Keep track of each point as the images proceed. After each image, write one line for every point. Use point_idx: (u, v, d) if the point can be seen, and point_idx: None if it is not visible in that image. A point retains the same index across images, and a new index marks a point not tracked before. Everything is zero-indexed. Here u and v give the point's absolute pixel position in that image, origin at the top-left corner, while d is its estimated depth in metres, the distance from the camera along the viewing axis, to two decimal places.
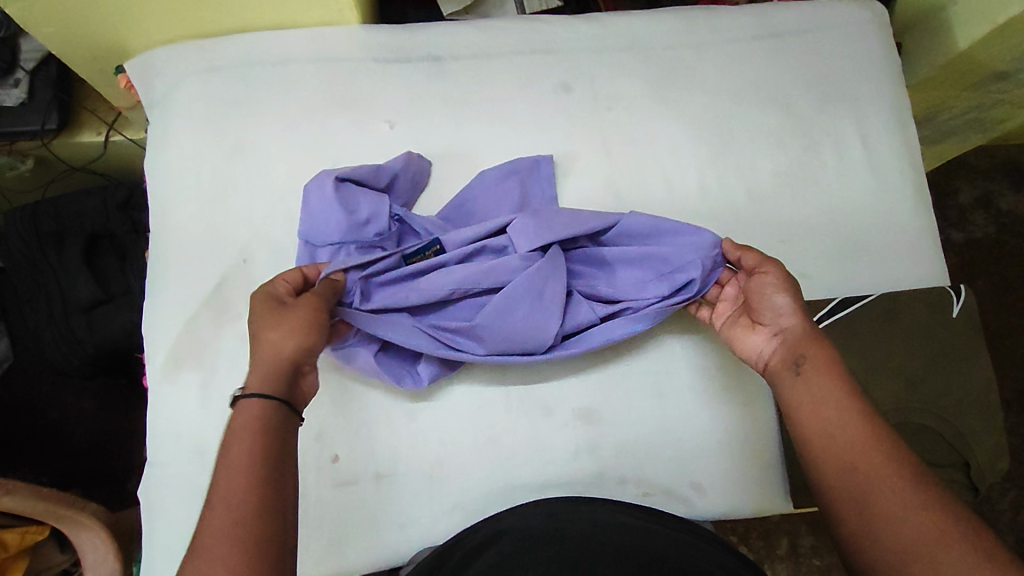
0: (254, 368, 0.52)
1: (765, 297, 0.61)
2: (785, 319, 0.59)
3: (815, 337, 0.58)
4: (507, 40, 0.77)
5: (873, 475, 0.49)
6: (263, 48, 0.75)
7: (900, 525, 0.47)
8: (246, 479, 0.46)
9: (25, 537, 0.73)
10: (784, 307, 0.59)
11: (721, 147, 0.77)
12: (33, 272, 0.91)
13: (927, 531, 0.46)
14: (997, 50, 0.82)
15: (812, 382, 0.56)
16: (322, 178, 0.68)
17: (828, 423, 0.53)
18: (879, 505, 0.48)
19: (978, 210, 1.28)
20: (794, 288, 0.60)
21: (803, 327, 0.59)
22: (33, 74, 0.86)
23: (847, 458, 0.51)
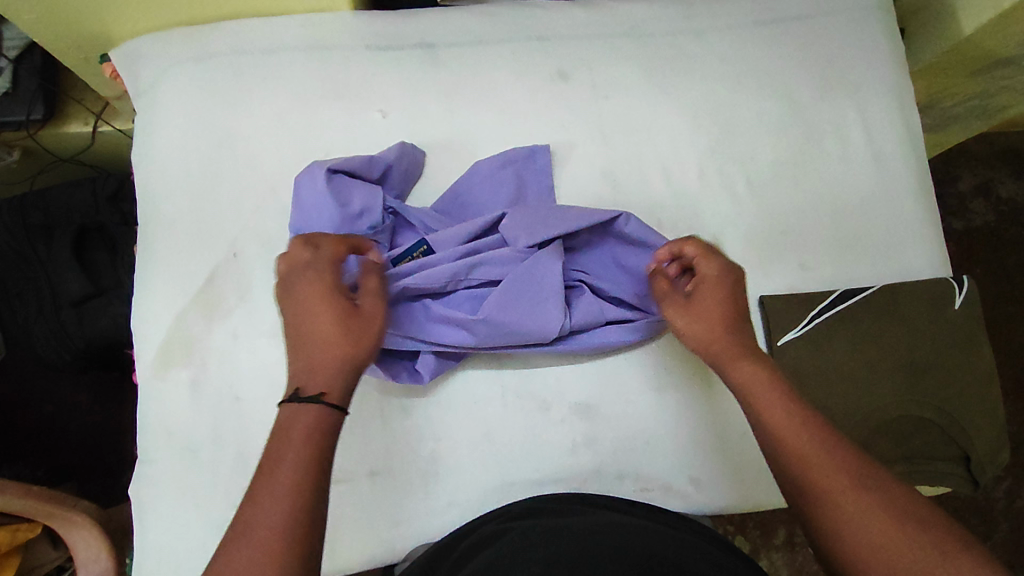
0: (321, 366, 0.50)
1: (676, 314, 0.60)
2: (701, 319, 0.58)
3: (734, 331, 0.57)
4: (503, 26, 0.76)
5: (800, 449, 0.48)
6: (253, 36, 0.73)
7: (827, 496, 0.46)
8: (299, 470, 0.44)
9: (17, 534, 0.72)
10: (695, 315, 0.59)
11: (720, 137, 0.75)
12: (21, 265, 0.89)
13: (849, 502, 0.45)
14: (1003, 36, 0.80)
15: (739, 372, 0.55)
16: (313, 170, 0.66)
17: (755, 405, 0.53)
18: (810, 480, 0.47)
19: (978, 198, 1.26)
20: (696, 307, 0.59)
21: (720, 322, 0.58)
22: (16, 62, 0.84)
23: (778, 437, 0.50)
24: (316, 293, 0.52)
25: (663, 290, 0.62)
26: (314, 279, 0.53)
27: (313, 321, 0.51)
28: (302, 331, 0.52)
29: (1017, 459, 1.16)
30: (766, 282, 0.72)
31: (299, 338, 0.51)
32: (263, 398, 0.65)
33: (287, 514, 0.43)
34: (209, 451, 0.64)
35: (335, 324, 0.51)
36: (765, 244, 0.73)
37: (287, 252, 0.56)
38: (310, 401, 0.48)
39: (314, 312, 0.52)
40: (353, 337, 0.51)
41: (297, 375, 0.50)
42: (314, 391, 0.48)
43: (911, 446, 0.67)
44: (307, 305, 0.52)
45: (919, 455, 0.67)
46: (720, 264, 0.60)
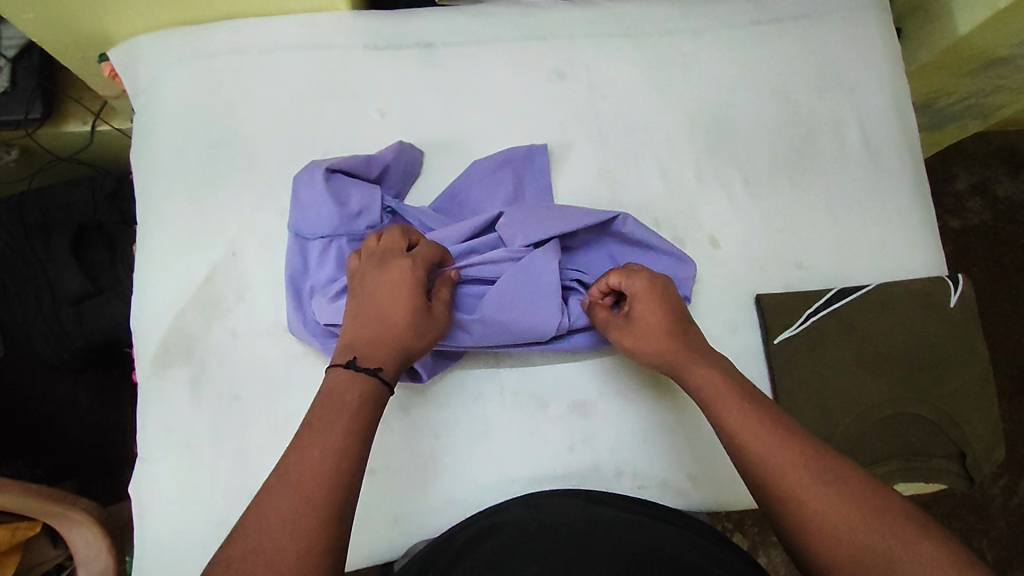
0: (385, 349, 0.55)
1: (622, 337, 0.62)
2: (646, 338, 0.60)
3: (680, 343, 0.60)
4: (501, 26, 0.76)
5: (759, 447, 0.51)
6: (251, 35, 0.73)
7: (789, 489, 0.49)
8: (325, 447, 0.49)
9: (16, 534, 0.72)
10: (641, 336, 0.61)
11: (718, 136, 0.76)
12: (20, 264, 0.89)
13: (808, 493, 0.48)
14: (999, 35, 0.81)
15: (695, 376, 0.58)
16: (312, 169, 0.67)
17: (718, 408, 0.55)
18: (772, 474, 0.50)
19: (975, 197, 1.27)
20: (648, 329, 0.61)
21: (666, 338, 0.60)
22: (13, 61, 0.85)
23: (739, 435, 0.53)
24: (396, 284, 0.58)
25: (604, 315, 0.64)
26: (404, 272, 0.59)
27: (392, 307, 0.57)
28: (373, 313, 0.57)
29: (1012, 457, 1.17)
30: (763, 280, 0.72)
31: (367, 317, 0.57)
32: (263, 397, 0.65)
33: (327, 465, 0.48)
34: (209, 449, 0.64)
35: (410, 318, 0.57)
36: (762, 243, 0.73)
37: (383, 236, 0.61)
38: (370, 375, 0.53)
39: (388, 301, 0.57)
40: (421, 334, 0.57)
41: (361, 348, 0.55)
42: (371, 366, 0.54)
43: (907, 443, 0.68)
44: (385, 292, 0.58)
45: (915, 452, 0.68)
46: (647, 280, 0.62)
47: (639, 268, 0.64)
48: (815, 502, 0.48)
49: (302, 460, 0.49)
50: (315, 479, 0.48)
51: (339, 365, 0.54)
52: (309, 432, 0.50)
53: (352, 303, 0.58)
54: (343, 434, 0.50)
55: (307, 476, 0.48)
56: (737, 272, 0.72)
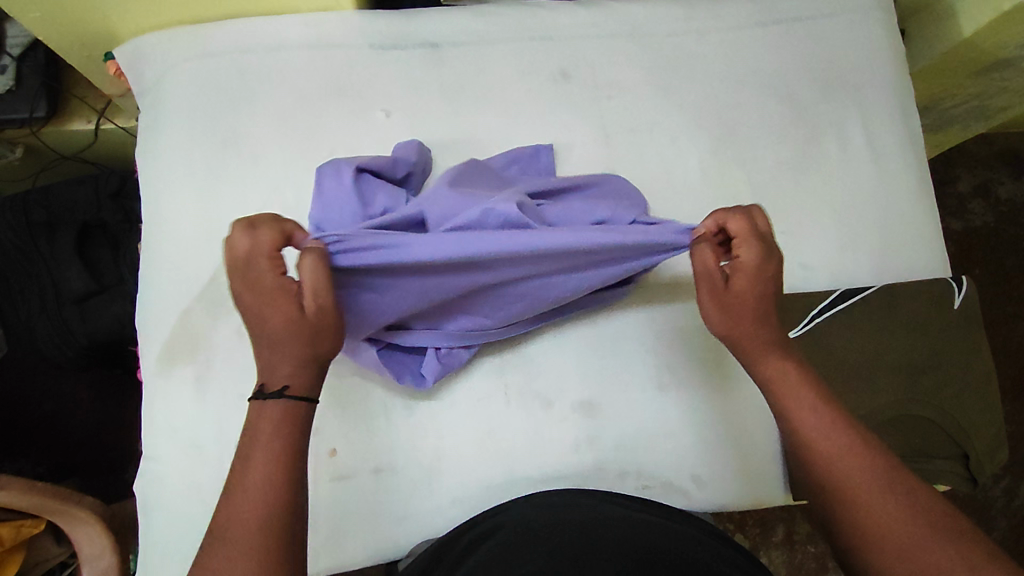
0: (281, 364, 0.49)
1: (709, 303, 0.55)
2: (730, 316, 0.55)
3: (759, 327, 0.54)
4: (507, 26, 0.76)
5: (828, 446, 0.50)
6: (256, 35, 0.73)
7: (849, 493, 0.48)
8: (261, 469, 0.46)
9: (20, 530, 0.72)
10: (728, 314, 0.55)
11: (722, 136, 0.76)
12: (25, 263, 0.89)
13: (869, 500, 0.47)
14: (1002, 37, 0.81)
15: (766, 367, 0.54)
16: (341, 166, 0.65)
17: (788, 402, 0.53)
18: (834, 476, 0.49)
19: (977, 199, 1.27)
20: (747, 309, 0.54)
21: (748, 319, 0.54)
22: (19, 60, 0.85)
23: (809, 433, 0.51)
24: (256, 294, 0.49)
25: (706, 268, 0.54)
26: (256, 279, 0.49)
27: (262, 321, 0.49)
28: (254, 334, 0.50)
29: (1014, 458, 1.17)
30: None
31: (253, 333, 0.50)
32: None
33: (265, 489, 0.45)
34: (214, 447, 0.64)
35: (285, 326, 0.48)
36: None
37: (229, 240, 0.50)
38: (274, 400, 0.48)
39: (257, 317, 0.49)
40: (302, 336, 0.49)
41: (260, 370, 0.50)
42: (275, 390, 0.49)
43: (912, 445, 0.68)
44: (252, 304, 0.49)
45: (920, 453, 0.68)
46: (755, 253, 0.54)
47: (751, 231, 0.54)
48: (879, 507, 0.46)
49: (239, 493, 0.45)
50: (249, 531, 0.44)
51: (250, 398, 0.49)
52: (238, 483, 0.46)
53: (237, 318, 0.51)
54: (270, 477, 0.46)
55: (242, 531, 0.44)
56: None
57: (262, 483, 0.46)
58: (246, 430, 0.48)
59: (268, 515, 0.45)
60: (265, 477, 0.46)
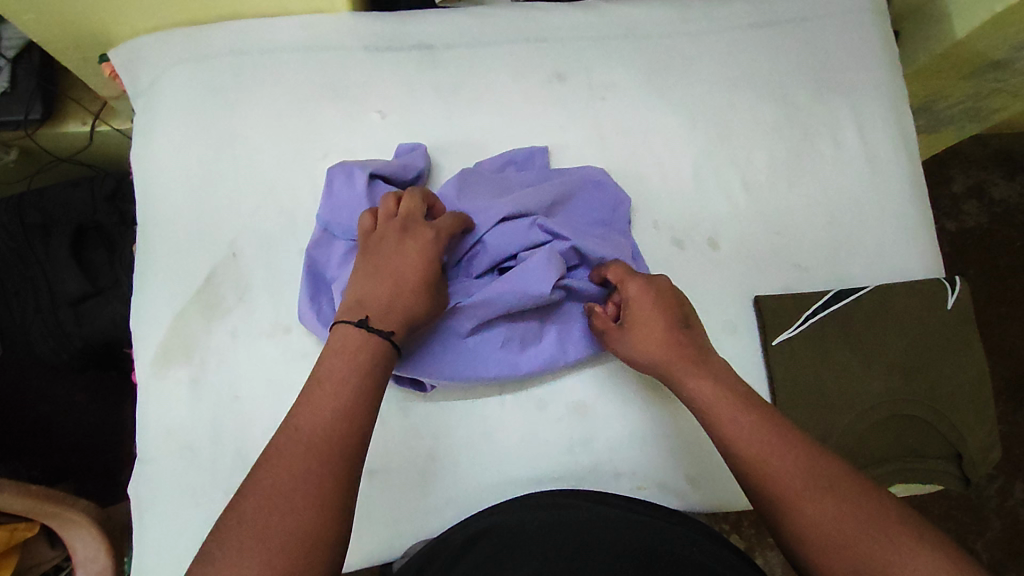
0: (397, 311, 0.56)
1: (620, 338, 0.62)
2: (644, 345, 0.61)
3: (671, 351, 0.60)
4: (501, 28, 0.76)
5: (757, 454, 0.52)
6: (251, 37, 0.73)
7: (786, 498, 0.50)
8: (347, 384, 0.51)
9: (14, 534, 0.72)
10: (638, 337, 0.61)
11: (716, 137, 0.76)
12: (19, 264, 0.89)
13: (804, 500, 0.49)
14: (994, 39, 0.81)
15: (695, 387, 0.58)
16: (353, 170, 0.67)
17: (718, 420, 0.56)
18: (769, 483, 0.51)
19: (971, 200, 1.27)
20: (649, 329, 0.61)
21: (662, 344, 0.60)
22: (14, 62, 0.84)
23: (741, 446, 0.53)
24: (424, 250, 0.59)
25: (604, 322, 0.64)
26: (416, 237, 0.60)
27: (405, 271, 0.58)
28: (400, 274, 0.58)
29: (1009, 458, 1.18)
30: (762, 282, 0.72)
31: (389, 274, 0.57)
32: (263, 397, 0.65)
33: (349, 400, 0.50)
34: (209, 449, 0.64)
35: (422, 285, 0.58)
36: (760, 245, 0.73)
37: (402, 200, 0.62)
38: (382, 338, 0.54)
39: (411, 264, 0.58)
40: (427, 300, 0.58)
41: (374, 307, 0.56)
42: (384, 329, 0.54)
43: (904, 445, 0.68)
44: (412, 255, 0.58)
45: (912, 454, 0.68)
46: (640, 284, 0.63)
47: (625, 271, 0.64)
48: (821, 511, 0.49)
49: (323, 400, 0.50)
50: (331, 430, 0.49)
51: (354, 325, 0.54)
52: (317, 390, 0.51)
53: (370, 261, 0.58)
54: (348, 387, 0.51)
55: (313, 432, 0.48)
56: (735, 272, 0.72)
57: (339, 397, 0.50)
58: (332, 349, 0.53)
59: (342, 426, 0.49)
60: (342, 391, 0.50)
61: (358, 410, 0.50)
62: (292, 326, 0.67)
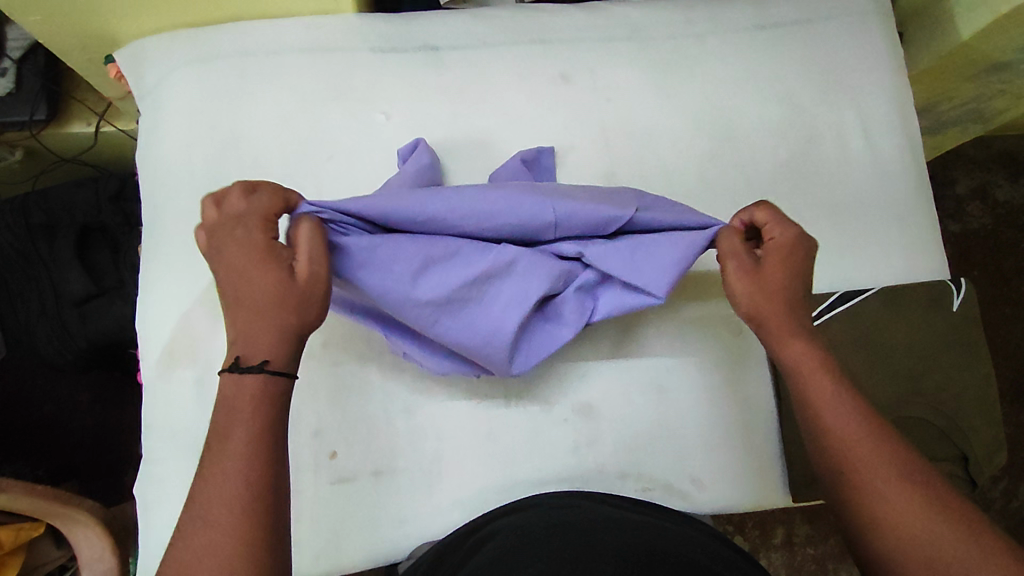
0: (262, 337, 0.48)
1: (740, 279, 0.56)
2: (762, 296, 0.55)
3: (790, 310, 0.55)
4: (506, 29, 0.76)
5: (854, 445, 0.49)
6: (256, 38, 0.73)
7: (874, 497, 0.48)
8: (242, 436, 0.46)
9: (20, 533, 0.72)
10: (764, 286, 0.55)
11: (721, 139, 0.76)
12: (24, 265, 0.90)
13: (896, 503, 0.47)
14: (999, 40, 0.81)
15: (791, 351, 0.54)
16: None
17: (811, 391, 0.52)
18: (856, 471, 0.49)
19: (975, 201, 1.27)
20: (780, 281, 0.55)
21: (780, 302, 0.55)
22: (19, 62, 0.85)
23: (834, 422, 0.51)
24: (245, 258, 0.50)
25: (735, 256, 0.57)
26: (241, 242, 0.50)
27: (246, 287, 0.49)
28: (236, 293, 0.50)
29: (1012, 460, 1.18)
30: None
31: (238, 299, 0.49)
32: None
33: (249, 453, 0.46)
34: None
35: (271, 294, 0.49)
36: None
37: (221, 200, 0.52)
38: (255, 372, 0.47)
39: (254, 275, 0.49)
40: (284, 303, 0.49)
41: (240, 342, 0.49)
42: (256, 361, 0.48)
43: (911, 447, 0.68)
44: (237, 269, 0.50)
45: (918, 456, 0.68)
46: (790, 236, 0.56)
47: (779, 219, 0.57)
48: (910, 509, 0.46)
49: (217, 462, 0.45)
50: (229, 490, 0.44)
51: (224, 371, 0.48)
52: (210, 457, 0.46)
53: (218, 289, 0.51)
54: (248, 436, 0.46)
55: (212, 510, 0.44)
56: None
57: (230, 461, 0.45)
58: (219, 412, 0.47)
59: (243, 490, 0.44)
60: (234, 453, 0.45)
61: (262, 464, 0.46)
62: None
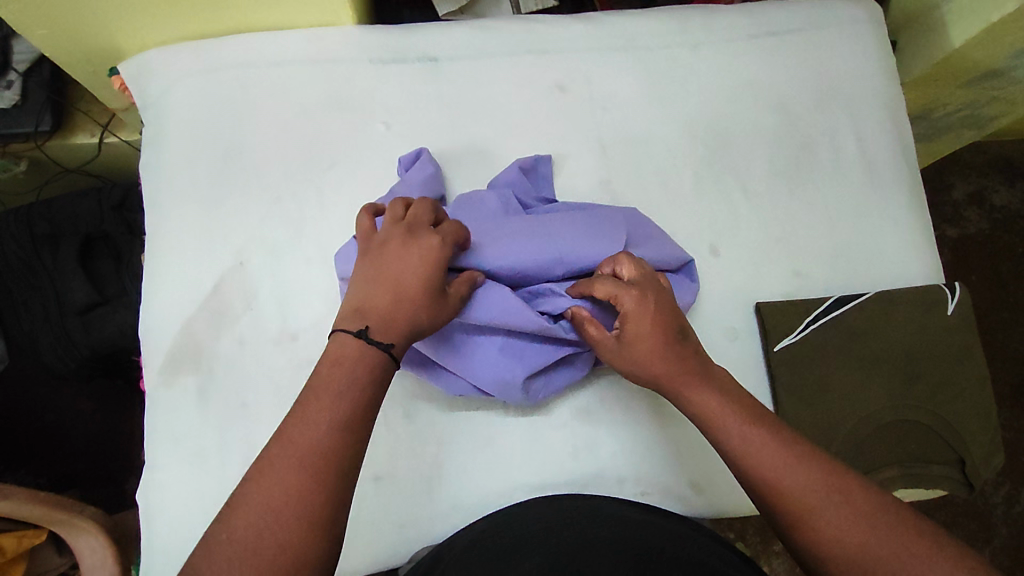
0: (396, 325, 0.53)
1: (614, 357, 0.60)
2: (639, 361, 0.59)
3: (677, 361, 0.58)
4: (504, 40, 0.77)
5: (769, 469, 0.51)
6: (258, 49, 0.74)
7: (804, 512, 0.49)
8: (345, 393, 0.49)
9: (22, 540, 0.73)
10: (636, 353, 0.59)
11: (717, 146, 0.77)
12: (30, 275, 0.90)
13: (821, 513, 0.49)
14: (992, 47, 0.82)
15: (692, 399, 0.57)
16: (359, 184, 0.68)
17: (723, 427, 0.55)
18: (780, 494, 0.51)
19: (972, 206, 1.28)
20: (653, 342, 0.58)
21: (658, 364, 0.58)
22: (25, 75, 0.86)
23: (749, 454, 0.53)
24: (429, 258, 0.55)
25: (597, 334, 0.61)
26: (425, 246, 0.56)
27: (406, 278, 0.54)
28: (405, 280, 0.54)
29: (1011, 464, 1.18)
30: (763, 289, 0.73)
31: (391, 284, 0.54)
32: (269, 404, 0.66)
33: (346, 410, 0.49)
34: (216, 456, 0.65)
35: (425, 295, 0.55)
36: (760, 252, 0.74)
37: (411, 206, 0.59)
38: (380, 349, 0.51)
39: (419, 271, 0.55)
40: (429, 310, 0.55)
41: (373, 318, 0.53)
42: (384, 342, 0.52)
43: (906, 450, 0.68)
44: (418, 265, 0.55)
45: (914, 459, 0.68)
46: (635, 298, 0.59)
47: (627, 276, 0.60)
48: (838, 520, 0.48)
49: (313, 411, 0.48)
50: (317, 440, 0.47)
51: (352, 334, 0.52)
52: (312, 399, 0.49)
53: (371, 270, 0.55)
54: (350, 393, 0.49)
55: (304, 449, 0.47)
56: (736, 280, 0.73)
57: (333, 411, 0.48)
58: (330, 360, 0.51)
59: (330, 440, 0.47)
60: (335, 404, 0.49)
61: (354, 425, 0.49)
62: (298, 334, 0.68)
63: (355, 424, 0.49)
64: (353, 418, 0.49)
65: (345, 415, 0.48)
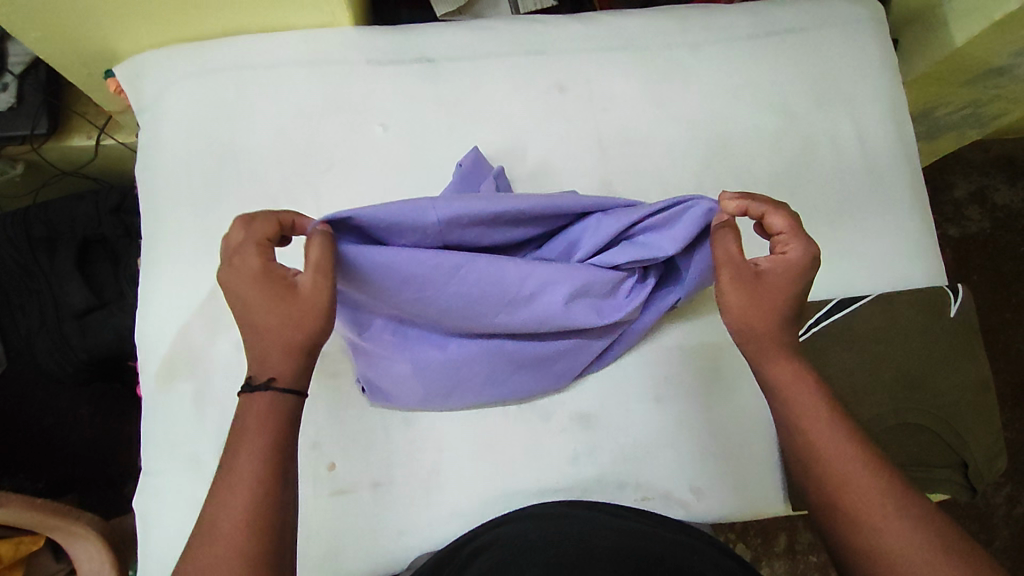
0: (272, 352, 0.50)
1: (731, 285, 0.56)
2: (750, 305, 0.55)
3: (781, 326, 0.55)
4: (502, 40, 0.77)
5: (841, 465, 0.51)
6: (254, 51, 0.74)
7: (867, 516, 0.49)
8: (252, 453, 0.48)
9: (19, 547, 0.73)
10: (755, 296, 0.55)
11: (717, 147, 0.76)
12: (25, 279, 0.90)
13: (886, 521, 0.48)
14: (993, 46, 0.82)
15: (776, 369, 0.55)
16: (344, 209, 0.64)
17: (803, 412, 0.54)
18: (844, 492, 0.50)
19: (974, 205, 1.27)
20: (777, 297, 0.55)
21: (770, 315, 0.55)
22: (21, 77, 0.85)
23: (826, 445, 0.52)
24: (261, 277, 0.50)
25: (738, 261, 0.56)
26: (251, 262, 0.50)
27: (258, 307, 0.50)
28: (259, 309, 0.50)
29: (1014, 464, 1.17)
30: None
31: (246, 319, 0.50)
32: None
33: (258, 466, 0.47)
34: (213, 463, 0.64)
35: (284, 311, 0.49)
36: None
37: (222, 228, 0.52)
38: (264, 389, 0.49)
39: (260, 292, 0.49)
40: (301, 318, 0.50)
41: (252, 355, 0.50)
42: (265, 377, 0.49)
43: (908, 455, 0.68)
44: (256, 292, 0.50)
45: (914, 463, 0.68)
46: (799, 253, 0.55)
47: (789, 225, 0.56)
48: (900, 530, 0.48)
49: (228, 481, 0.47)
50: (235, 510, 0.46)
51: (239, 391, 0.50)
52: (225, 468, 0.48)
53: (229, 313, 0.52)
54: (257, 449, 0.48)
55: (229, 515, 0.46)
56: None
57: (247, 473, 0.47)
58: (233, 427, 0.49)
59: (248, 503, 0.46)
60: (250, 461, 0.47)
61: (270, 477, 0.47)
62: None
63: (272, 477, 0.47)
64: (267, 471, 0.47)
65: (258, 472, 0.47)
